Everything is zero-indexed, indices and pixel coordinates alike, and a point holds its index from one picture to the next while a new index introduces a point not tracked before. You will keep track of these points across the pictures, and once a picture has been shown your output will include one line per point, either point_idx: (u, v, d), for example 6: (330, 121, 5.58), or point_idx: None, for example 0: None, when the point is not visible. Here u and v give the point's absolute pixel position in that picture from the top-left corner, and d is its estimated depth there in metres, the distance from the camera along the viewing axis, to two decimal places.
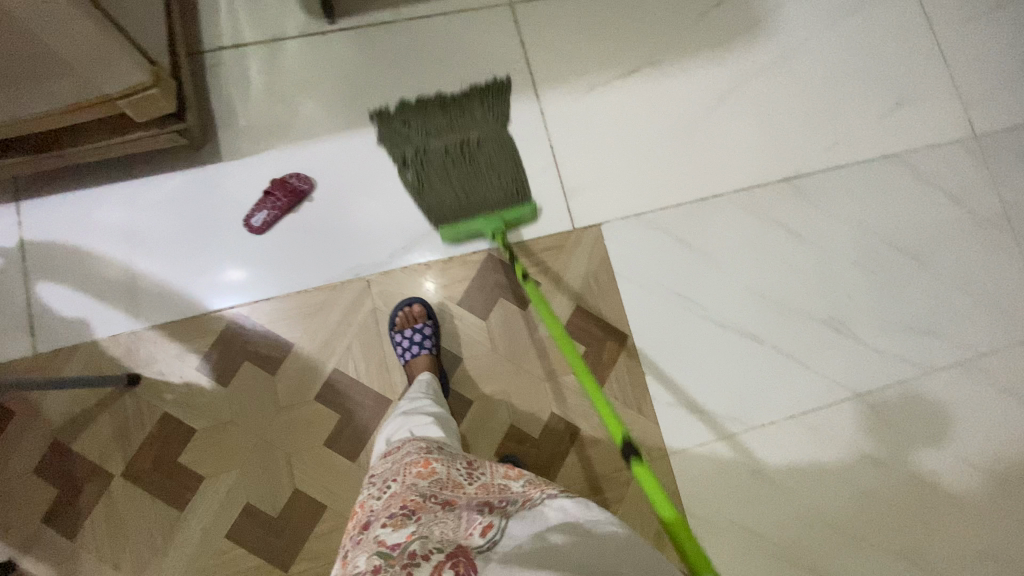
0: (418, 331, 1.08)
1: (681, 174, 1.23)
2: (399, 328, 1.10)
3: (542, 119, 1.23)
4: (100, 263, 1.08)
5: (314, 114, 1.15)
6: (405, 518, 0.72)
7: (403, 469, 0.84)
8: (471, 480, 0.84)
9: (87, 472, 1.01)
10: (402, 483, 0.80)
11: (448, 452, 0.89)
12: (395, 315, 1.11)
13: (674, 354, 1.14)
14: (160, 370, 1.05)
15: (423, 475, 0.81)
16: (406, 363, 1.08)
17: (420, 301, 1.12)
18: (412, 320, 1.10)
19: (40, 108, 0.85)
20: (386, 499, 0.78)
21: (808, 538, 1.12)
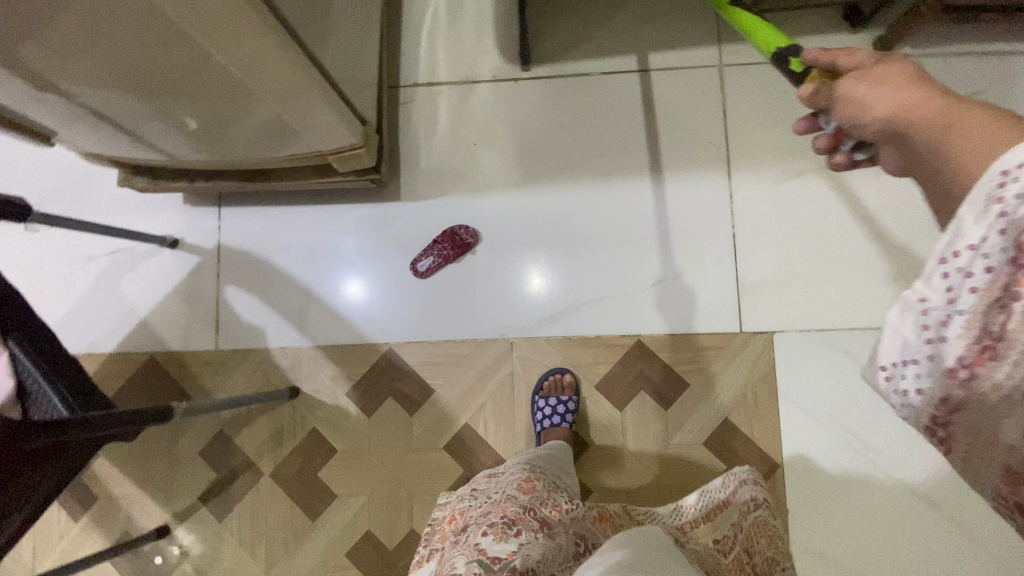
0: (563, 403, 1.06)
1: (880, 291, 1.07)
2: (544, 393, 1.09)
3: (727, 202, 1.11)
4: (280, 278, 1.17)
5: (491, 164, 1.14)
6: (506, 530, 0.75)
7: (505, 486, 0.88)
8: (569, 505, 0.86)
9: (243, 464, 1.13)
10: (504, 497, 0.84)
11: (550, 477, 0.92)
12: (543, 379, 1.10)
13: (824, 495, 1.03)
14: (314, 388, 1.14)
15: (524, 490, 0.84)
16: (542, 430, 1.07)
17: (571, 373, 1.10)
18: (559, 389, 1.09)
19: (261, 153, 0.94)
20: (488, 510, 0.82)
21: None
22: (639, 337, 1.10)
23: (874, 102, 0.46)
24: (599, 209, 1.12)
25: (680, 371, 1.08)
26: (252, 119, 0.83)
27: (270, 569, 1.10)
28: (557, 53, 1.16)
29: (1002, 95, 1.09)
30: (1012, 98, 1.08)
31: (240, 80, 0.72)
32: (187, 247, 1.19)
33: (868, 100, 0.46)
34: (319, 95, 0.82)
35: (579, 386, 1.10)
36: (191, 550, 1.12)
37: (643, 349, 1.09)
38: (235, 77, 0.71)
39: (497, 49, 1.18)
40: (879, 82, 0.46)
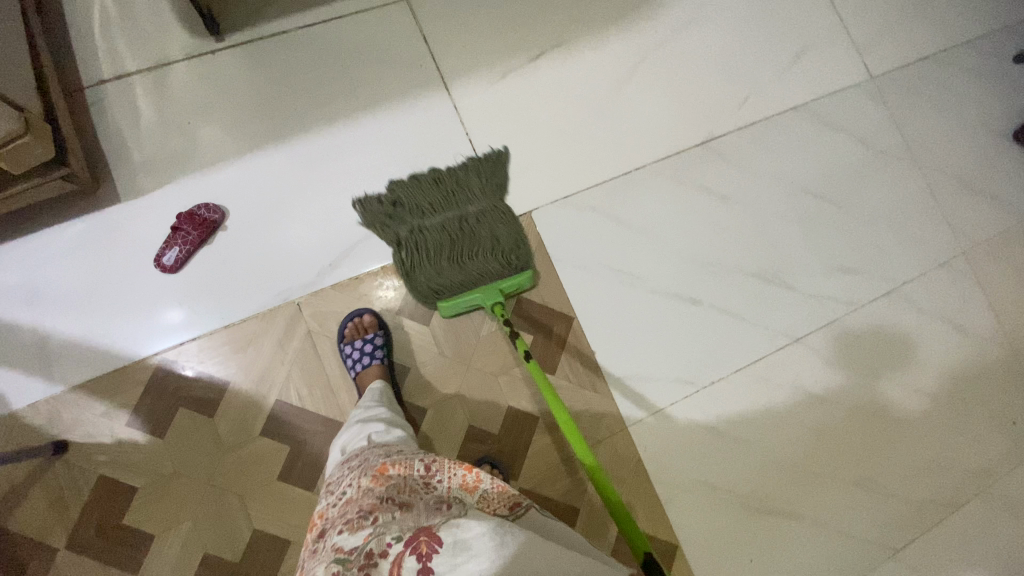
0: (369, 342, 1.05)
1: (602, 150, 1.24)
2: (349, 339, 1.07)
3: (456, 112, 1.20)
4: (3, 329, 1.00)
5: (216, 139, 1.10)
6: (362, 521, 0.72)
7: (360, 474, 0.83)
8: (429, 475, 0.81)
9: (24, 552, 0.94)
10: (359, 488, 0.79)
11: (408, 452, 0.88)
12: (344, 326, 1.08)
13: (619, 329, 1.17)
14: (87, 433, 0.98)
15: (379, 477, 0.80)
16: (357, 376, 1.05)
17: (370, 311, 1.09)
18: (362, 331, 1.08)
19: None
20: (344, 506, 0.78)
21: (767, 480, 1.17)
22: None
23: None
24: (341, 151, 1.14)
25: None
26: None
27: None
28: (248, 17, 1.15)
29: None
30: None
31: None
32: None
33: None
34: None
35: (381, 320, 1.10)
36: None
37: None
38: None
39: (183, 26, 1.13)
40: None
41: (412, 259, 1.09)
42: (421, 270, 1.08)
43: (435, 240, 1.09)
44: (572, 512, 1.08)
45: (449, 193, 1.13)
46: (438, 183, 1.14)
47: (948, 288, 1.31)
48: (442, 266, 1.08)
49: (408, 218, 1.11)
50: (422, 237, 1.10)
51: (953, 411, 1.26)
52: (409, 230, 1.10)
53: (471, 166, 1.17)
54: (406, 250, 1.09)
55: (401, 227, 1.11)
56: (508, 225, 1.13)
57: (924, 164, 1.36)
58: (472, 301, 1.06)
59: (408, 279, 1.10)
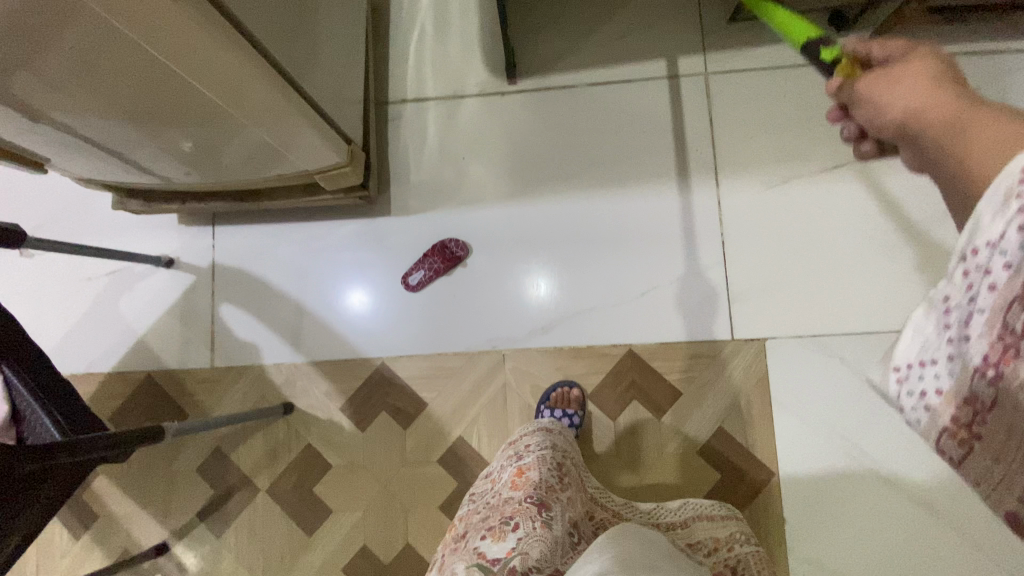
0: (568, 415, 1.05)
1: (874, 295, 1.06)
2: (551, 404, 1.07)
3: (717, 209, 1.11)
4: (273, 294, 1.18)
5: (480, 177, 1.15)
6: (504, 529, 0.72)
7: (500, 483, 0.84)
8: (562, 487, 0.81)
9: (240, 480, 1.14)
10: (499, 495, 0.79)
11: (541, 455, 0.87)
12: (551, 390, 1.09)
13: (821, 505, 1.02)
14: (309, 404, 1.14)
15: (518, 482, 0.80)
16: None
17: (579, 386, 1.09)
18: (565, 402, 1.07)
19: (248, 169, 0.93)
20: (487, 512, 0.78)
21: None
22: (631, 346, 1.10)
23: (895, 100, 0.49)
24: (589, 220, 1.12)
25: (672, 380, 1.08)
26: (237, 139, 0.83)
27: None
28: (543, 65, 1.17)
29: (993, 95, 1.08)
30: (1004, 98, 1.07)
31: (219, 107, 0.73)
32: (183, 266, 1.21)
33: (885, 100, 0.50)
34: (292, 106, 0.80)
35: (584, 398, 1.09)
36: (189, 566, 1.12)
37: (635, 358, 1.09)
38: (213, 104, 0.72)
39: (484, 63, 1.19)
40: (897, 87, 0.49)
41: None
42: None
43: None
44: None
45: None
46: None
47: None
48: None
49: None
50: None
51: None
52: None
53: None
54: None
55: None
56: None
57: None
58: None
59: None
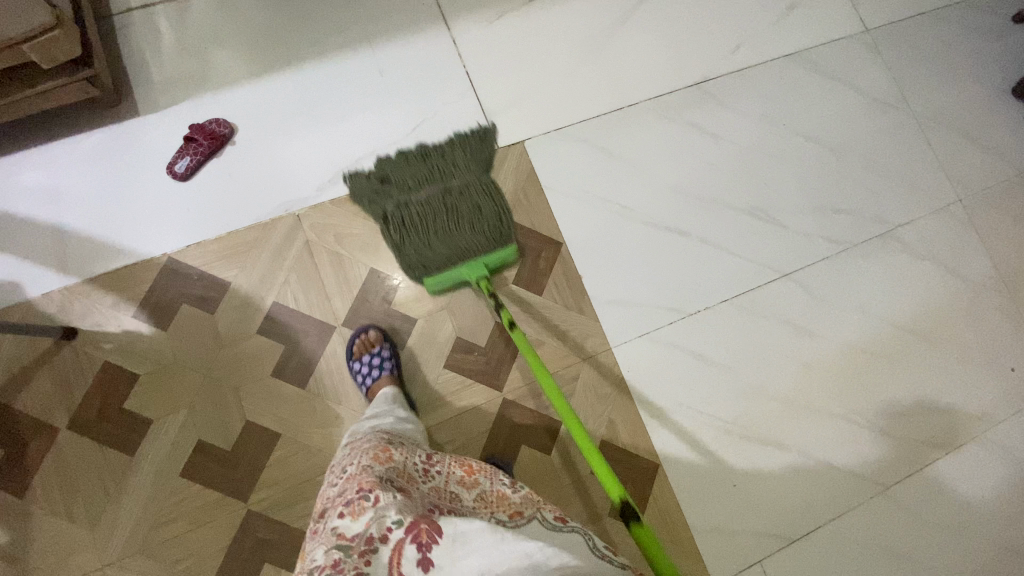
0: (377, 355, 1.08)
1: (595, 88, 1.29)
2: (357, 355, 1.09)
3: (455, 48, 1.26)
4: (23, 225, 1.07)
5: (229, 63, 1.18)
6: (363, 503, 0.70)
7: (361, 455, 0.83)
8: (427, 478, 0.83)
9: (33, 428, 1.01)
10: (359, 468, 0.78)
11: (410, 449, 0.88)
12: (352, 343, 1.10)
13: (605, 257, 1.20)
14: (94, 322, 1.04)
15: (380, 460, 0.81)
16: (367, 389, 1.06)
17: (375, 327, 1.12)
18: (369, 346, 1.10)
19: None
20: (344, 485, 0.77)
21: (764, 417, 1.19)
22: None
23: None
24: (346, 78, 1.21)
25: None
26: None
27: (96, 523, 0.99)
28: None
29: None
30: None
31: None
32: None
33: None
34: None
35: (385, 331, 1.13)
36: None
37: None
38: None
39: None
40: None
41: (406, 230, 1.14)
42: (410, 249, 1.13)
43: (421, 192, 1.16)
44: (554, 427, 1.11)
45: (435, 164, 1.18)
46: (425, 159, 1.19)
47: (943, 234, 1.33)
48: (420, 244, 1.13)
49: (396, 194, 1.16)
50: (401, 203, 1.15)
51: (938, 350, 1.28)
52: (393, 205, 1.15)
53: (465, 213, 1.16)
54: (393, 229, 1.14)
55: (387, 202, 1.15)
56: (491, 204, 1.18)
57: (917, 115, 1.39)
58: (452, 278, 1.11)
59: (397, 253, 1.14)
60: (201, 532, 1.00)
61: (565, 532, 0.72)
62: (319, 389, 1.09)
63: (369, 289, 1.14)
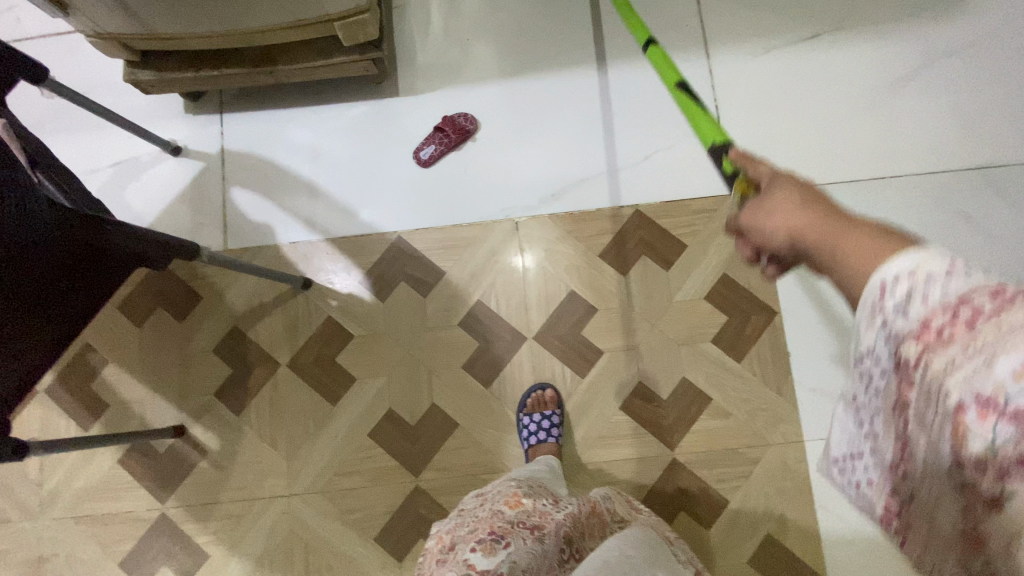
0: (547, 418, 1.07)
1: (854, 151, 1.16)
2: (528, 410, 1.09)
3: (708, 80, 1.19)
4: (284, 175, 1.19)
5: (485, 59, 1.21)
6: (495, 544, 0.72)
7: (494, 501, 0.87)
8: (560, 509, 0.85)
9: (259, 358, 1.14)
10: (491, 511, 0.83)
11: (538, 490, 0.90)
12: (526, 396, 1.10)
13: (820, 340, 1.10)
14: (327, 279, 1.15)
15: (511, 504, 0.84)
16: (529, 447, 1.06)
17: (552, 387, 1.11)
18: (542, 405, 1.09)
19: (265, 21, 0.95)
20: (474, 526, 0.81)
21: None
22: (636, 207, 1.16)
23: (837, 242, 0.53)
24: (593, 94, 1.19)
25: (678, 236, 1.15)
26: None
27: (292, 456, 1.11)
28: None
29: None
30: None
31: None
32: (191, 154, 1.21)
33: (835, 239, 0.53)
34: None
35: (559, 393, 1.11)
36: (208, 447, 1.12)
37: (641, 218, 1.16)
38: None
39: None
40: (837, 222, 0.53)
41: None
42: None
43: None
44: (721, 501, 1.06)
45: None
46: None
47: None
48: None
49: None
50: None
51: None
52: None
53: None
54: None
55: None
56: None
57: None
58: None
59: None
60: (375, 492, 1.09)
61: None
62: (501, 392, 1.12)
63: (568, 308, 1.14)
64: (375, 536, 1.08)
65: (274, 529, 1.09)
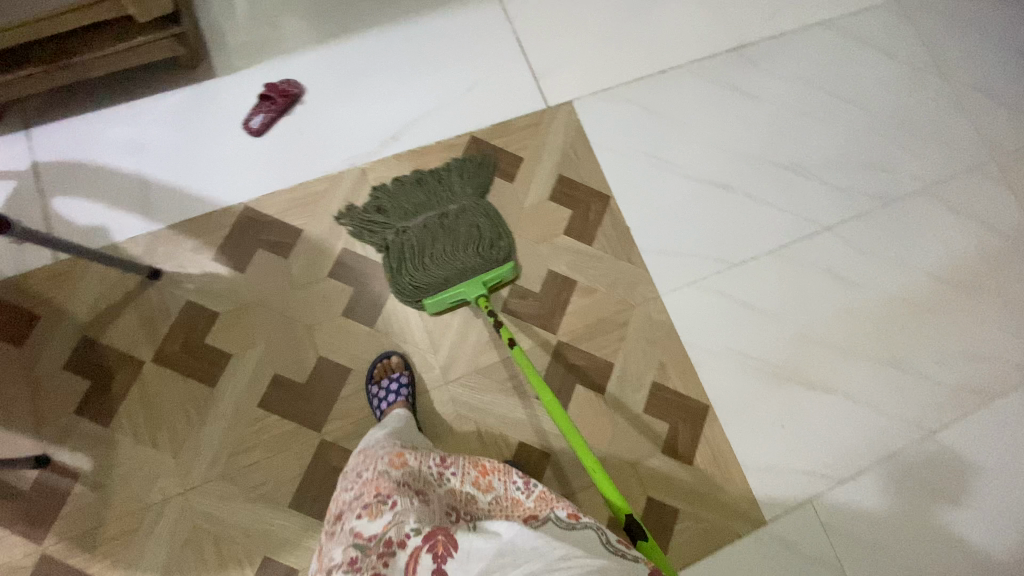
0: (395, 380, 1.08)
1: (638, 52, 1.35)
2: (377, 379, 1.10)
3: (506, 15, 1.34)
4: (109, 175, 1.15)
5: (297, 30, 1.26)
6: (381, 506, 0.76)
7: (376, 459, 0.86)
8: (444, 476, 0.86)
9: (120, 361, 1.07)
10: (376, 471, 0.82)
11: (422, 451, 0.91)
12: (373, 368, 1.12)
13: (653, 208, 1.25)
14: (177, 265, 1.11)
15: (397, 464, 0.84)
16: (383, 413, 1.06)
17: (397, 353, 1.13)
18: (389, 371, 1.11)
19: (27, 12, 0.93)
20: (361, 488, 0.81)
21: (810, 362, 1.22)
22: (471, 134, 1.26)
23: None
24: (406, 43, 1.28)
25: (514, 151, 1.26)
26: None
27: (179, 450, 1.04)
28: None
29: None
30: None
31: None
32: None
33: None
34: None
35: (407, 359, 1.13)
36: (81, 469, 1.02)
37: (478, 142, 1.26)
38: None
39: None
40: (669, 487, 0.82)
41: None
42: None
43: (425, 226, 1.14)
44: (608, 366, 1.16)
45: None
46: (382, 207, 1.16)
47: (978, 190, 1.37)
48: None
49: None
50: (404, 229, 1.14)
51: (981, 301, 1.30)
52: None
53: (463, 169, 1.22)
54: None
55: None
56: None
57: (950, 78, 1.44)
58: None
59: None
60: (279, 460, 1.06)
61: (578, 529, 0.75)
62: (386, 328, 1.15)
63: None
64: (290, 502, 1.04)
65: (176, 532, 1.01)
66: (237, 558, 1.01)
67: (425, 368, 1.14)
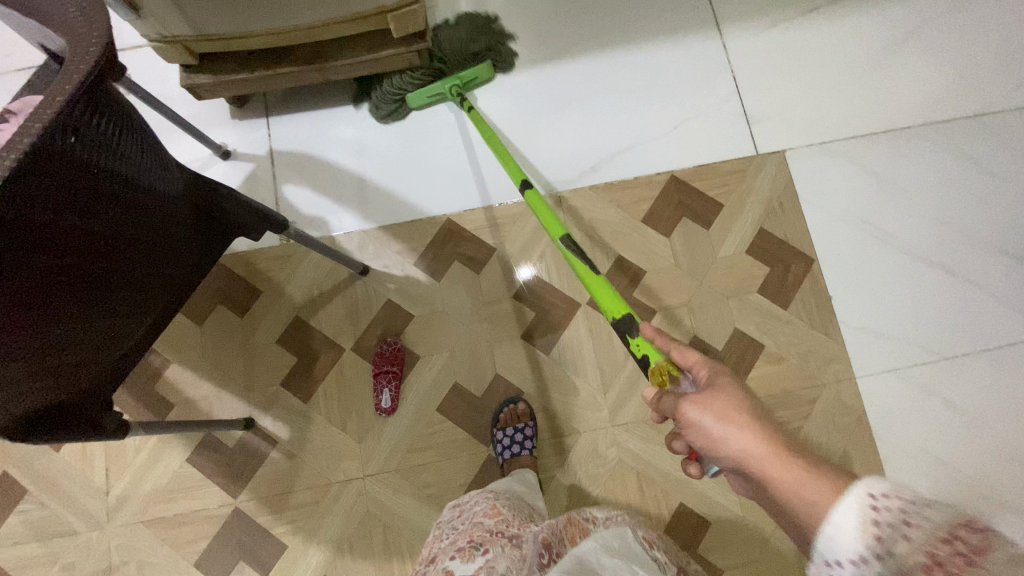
0: (520, 431, 1.08)
1: (865, 107, 1.25)
2: (502, 425, 1.10)
3: (724, 53, 1.28)
4: (333, 170, 1.24)
5: (515, 49, 1.28)
6: (474, 550, 0.70)
7: (472, 515, 0.83)
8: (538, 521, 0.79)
9: (322, 344, 1.16)
10: (472, 523, 0.79)
11: (519, 506, 0.87)
12: (499, 412, 1.12)
13: (856, 279, 1.17)
14: (383, 264, 1.19)
15: (491, 515, 0.80)
16: (507, 462, 1.07)
17: (523, 400, 1.13)
18: (514, 419, 1.11)
19: (305, 19, 1.00)
20: (455, 537, 0.77)
21: (1018, 483, 1.09)
22: (671, 174, 1.23)
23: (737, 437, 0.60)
24: (618, 73, 1.27)
25: (714, 197, 1.22)
26: None
27: (363, 438, 1.12)
28: None
29: None
30: None
31: None
32: (240, 157, 1.26)
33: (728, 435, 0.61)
34: None
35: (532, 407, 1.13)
36: (279, 437, 1.13)
37: (678, 182, 1.23)
38: None
39: None
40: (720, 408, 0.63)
41: None
42: None
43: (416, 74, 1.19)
44: None
45: None
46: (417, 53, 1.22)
47: None
48: None
49: None
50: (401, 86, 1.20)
51: None
52: None
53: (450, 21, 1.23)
54: None
55: None
56: None
57: None
58: None
59: None
60: (448, 466, 1.11)
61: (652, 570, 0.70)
62: (561, 358, 1.16)
63: (616, 275, 1.19)
64: None
65: (351, 513, 1.09)
66: (401, 550, 1.08)
67: (594, 405, 1.13)
